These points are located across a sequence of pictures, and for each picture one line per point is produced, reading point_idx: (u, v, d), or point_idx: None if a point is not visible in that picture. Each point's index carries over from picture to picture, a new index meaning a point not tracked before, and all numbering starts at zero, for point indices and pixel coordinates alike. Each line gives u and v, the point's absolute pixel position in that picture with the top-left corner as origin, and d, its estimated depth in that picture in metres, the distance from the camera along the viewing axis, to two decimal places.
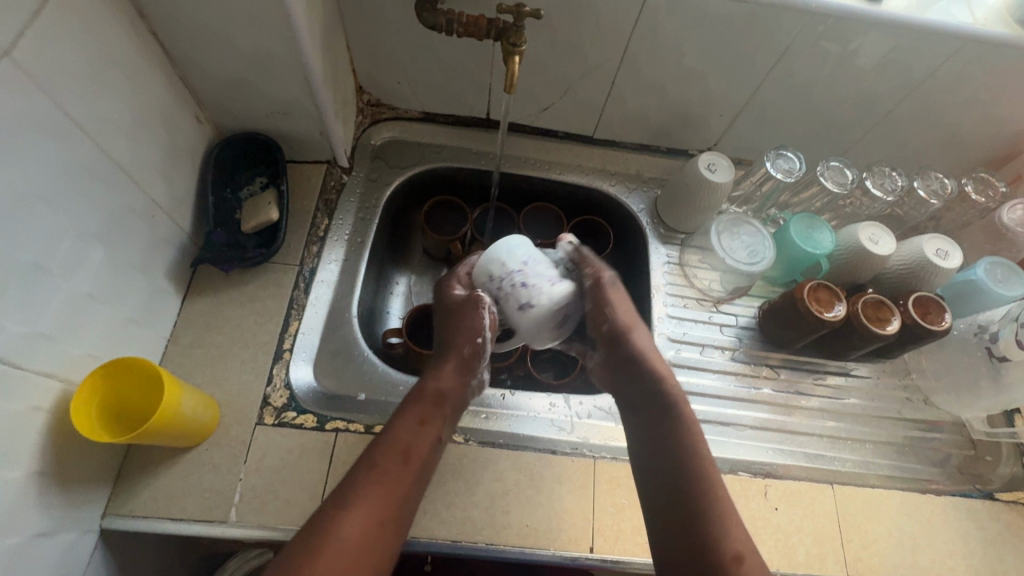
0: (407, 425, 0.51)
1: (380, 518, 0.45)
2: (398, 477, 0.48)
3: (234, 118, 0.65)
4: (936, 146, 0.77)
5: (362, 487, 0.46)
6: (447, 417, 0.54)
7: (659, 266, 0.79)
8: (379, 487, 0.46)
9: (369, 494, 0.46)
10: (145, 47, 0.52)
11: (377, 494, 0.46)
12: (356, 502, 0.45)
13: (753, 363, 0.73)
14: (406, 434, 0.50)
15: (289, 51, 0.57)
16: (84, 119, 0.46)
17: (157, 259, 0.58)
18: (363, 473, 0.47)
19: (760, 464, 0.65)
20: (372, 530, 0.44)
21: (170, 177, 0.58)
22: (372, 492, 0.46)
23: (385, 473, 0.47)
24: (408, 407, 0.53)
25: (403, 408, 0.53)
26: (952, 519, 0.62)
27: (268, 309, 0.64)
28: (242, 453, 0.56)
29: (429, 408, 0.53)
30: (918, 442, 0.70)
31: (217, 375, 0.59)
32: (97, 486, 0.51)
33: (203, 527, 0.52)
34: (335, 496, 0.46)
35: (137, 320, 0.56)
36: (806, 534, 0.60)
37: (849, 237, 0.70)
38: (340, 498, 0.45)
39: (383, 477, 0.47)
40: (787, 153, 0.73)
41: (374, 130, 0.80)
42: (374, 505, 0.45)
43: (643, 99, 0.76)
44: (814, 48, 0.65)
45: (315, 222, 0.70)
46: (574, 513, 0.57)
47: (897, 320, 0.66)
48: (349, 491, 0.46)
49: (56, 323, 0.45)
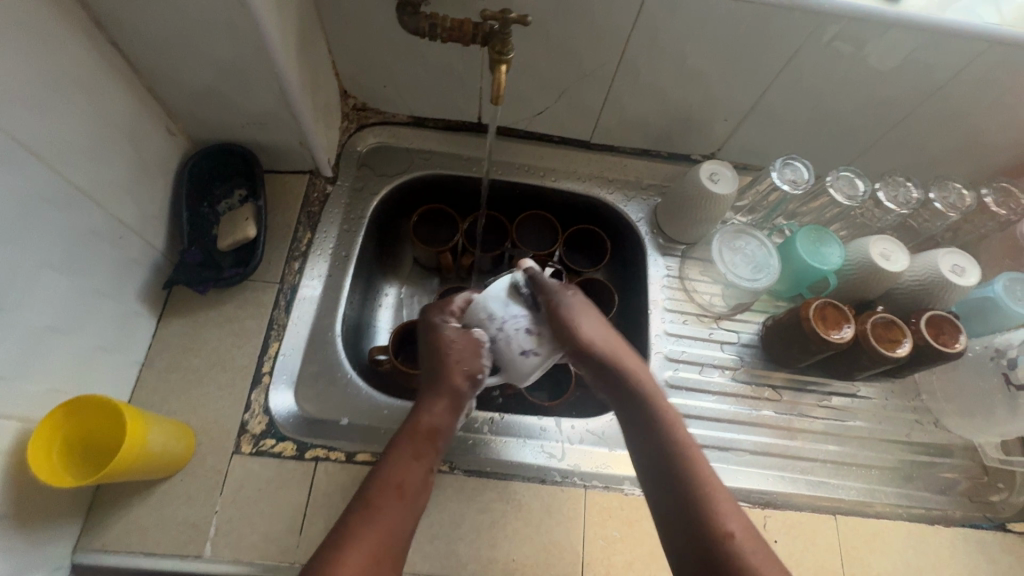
0: (402, 459, 0.48)
1: (380, 553, 0.42)
2: (398, 514, 0.44)
3: (208, 129, 0.62)
4: (954, 153, 0.72)
5: (357, 526, 0.43)
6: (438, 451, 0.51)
7: (657, 280, 0.75)
8: (378, 522, 0.43)
9: (365, 532, 0.42)
10: (105, 59, 0.49)
11: (376, 530, 0.43)
12: (352, 539, 0.42)
13: (754, 383, 0.70)
14: (403, 467, 0.47)
15: (260, 60, 0.53)
16: (33, 140, 0.43)
17: (127, 281, 0.55)
18: (358, 511, 0.44)
19: (759, 492, 0.62)
20: (373, 566, 0.41)
21: (138, 194, 0.55)
22: (369, 529, 0.43)
23: (379, 509, 0.44)
24: (402, 437, 0.49)
25: (398, 437, 0.49)
26: (961, 552, 0.60)
27: (247, 329, 0.61)
28: (218, 484, 0.54)
29: (423, 438, 0.50)
30: (926, 468, 0.67)
31: (193, 401, 0.57)
32: (65, 522, 0.49)
33: (177, 562, 0.51)
34: (330, 539, 0.42)
35: (105, 346, 0.53)
36: (806, 569, 0.57)
37: (860, 252, 0.66)
38: (336, 539, 0.42)
39: (377, 515, 0.44)
40: (795, 162, 0.69)
41: (360, 136, 0.76)
42: (371, 544, 0.42)
43: (642, 103, 0.72)
44: (827, 50, 0.61)
45: (297, 236, 0.67)
46: (563, 546, 0.55)
47: (908, 341, 0.62)
48: (344, 531, 0.42)
49: (11, 359, 0.43)
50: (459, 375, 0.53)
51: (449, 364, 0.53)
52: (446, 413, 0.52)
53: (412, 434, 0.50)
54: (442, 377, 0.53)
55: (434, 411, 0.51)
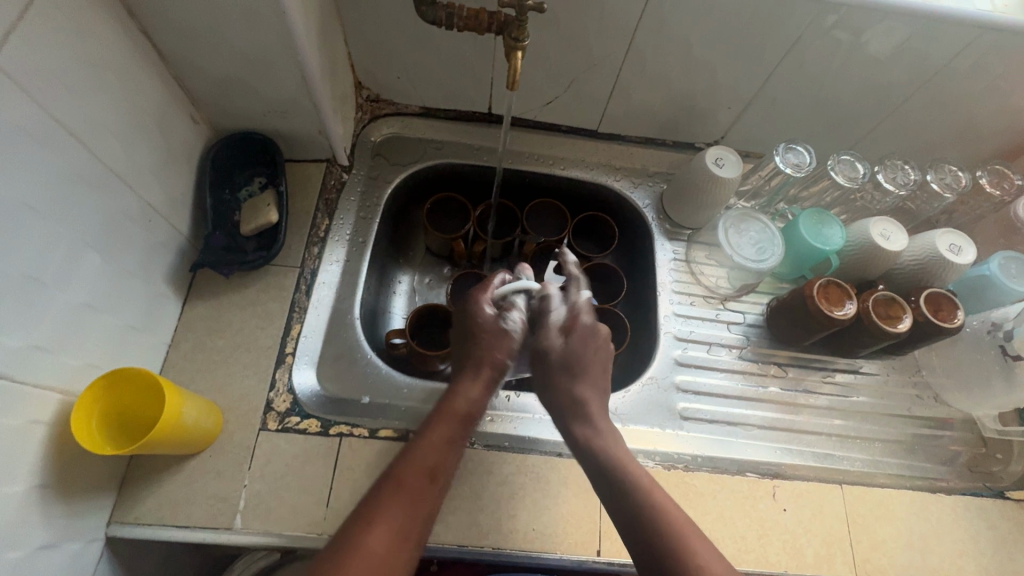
0: (432, 442, 0.48)
1: (407, 531, 0.43)
2: (427, 496, 0.45)
3: (230, 118, 0.64)
4: (949, 138, 0.75)
5: (387, 501, 0.43)
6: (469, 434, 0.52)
7: (665, 263, 0.77)
8: (406, 500, 0.44)
9: (395, 507, 0.43)
10: (135, 47, 0.51)
11: (406, 510, 0.43)
12: (386, 511, 0.43)
13: (760, 362, 0.72)
14: (433, 448, 0.48)
15: (284, 48, 0.55)
16: (71, 121, 0.45)
17: (154, 264, 0.57)
18: (387, 486, 0.44)
19: (767, 464, 0.64)
20: (398, 543, 0.42)
21: (165, 180, 0.57)
22: (399, 506, 0.43)
23: (410, 485, 0.45)
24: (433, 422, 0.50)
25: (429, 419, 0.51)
26: (962, 518, 0.62)
27: (269, 312, 0.63)
28: (246, 460, 0.56)
29: (453, 425, 0.50)
30: (927, 440, 0.70)
31: (219, 381, 0.59)
32: (100, 495, 0.51)
33: (208, 534, 0.52)
34: (360, 510, 0.43)
35: (136, 327, 0.55)
36: (815, 535, 0.59)
37: (860, 232, 0.69)
38: (365, 514, 0.42)
39: (408, 493, 0.44)
40: (797, 147, 0.72)
41: (373, 127, 0.78)
42: (399, 521, 0.43)
43: (648, 92, 0.74)
44: (827, 38, 0.63)
45: (315, 223, 0.69)
46: (581, 516, 0.57)
47: (908, 317, 0.65)
48: (374, 504, 0.43)
49: (52, 334, 0.45)
50: (491, 352, 0.56)
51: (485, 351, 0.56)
52: (473, 400, 0.53)
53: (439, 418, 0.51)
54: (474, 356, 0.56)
55: (463, 397, 0.53)
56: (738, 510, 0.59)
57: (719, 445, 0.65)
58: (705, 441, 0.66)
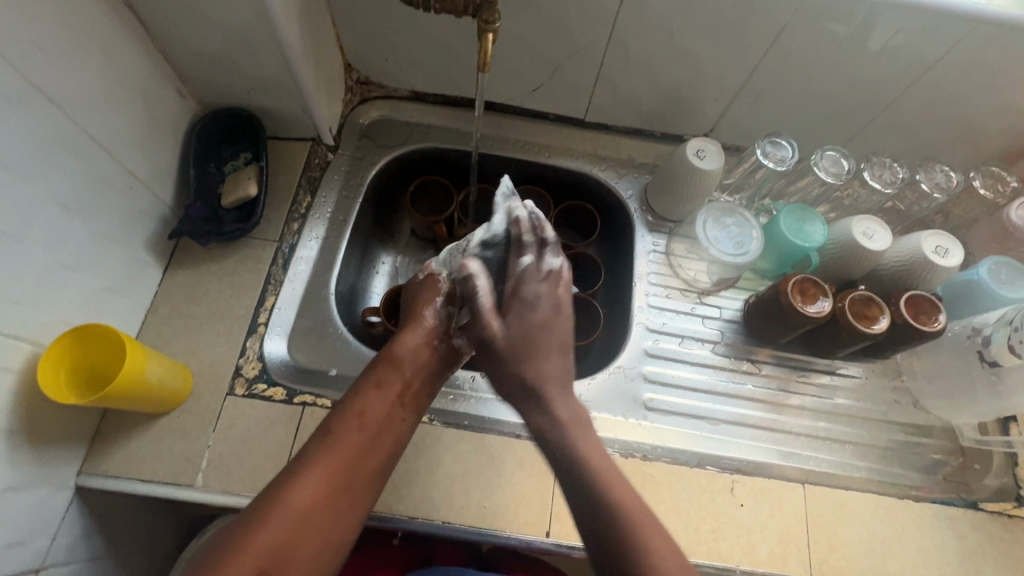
0: (368, 392, 0.51)
1: (337, 480, 0.45)
2: (358, 445, 0.47)
3: (217, 94, 0.66)
4: (947, 137, 0.72)
5: (314, 453, 0.46)
6: (411, 384, 0.53)
7: (644, 255, 0.77)
8: (338, 451, 0.46)
9: (323, 459, 0.45)
10: (121, 21, 0.53)
11: (334, 459, 0.46)
12: (310, 464, 0.45)
13: (735, 357, 0.71)
14: (368, 399, 0.50)
15: (264, 26, 0.57)
16: (52, 88, 0.47)
17: (134, 230, 0.59)
18: (317, 439, 0.47)
19: (732, 460, 0.64)
20: (327, 496, 0.44)
21: (148, 150, 0.59)
22: (329, 455, 0.46)
23: (343, 440, 0.47)
24: (367, 374, 0.52)
25: (364, 374, 0.53)
26: (930, 526, 0.60)
27: (246, 283, 0.65)
28: (211, 422, 0.58)
29: (390, 373, 0.52)
30: (905, 446, 0.68)
31: (192, 346, 0.61)
32: (71, 446, 0.53)
33: (170, 490, 0.55)
34: (290, 465, 0.45)
35: (113, 289, 0.58)
36: (770, 532, 0.58)
37: (842, 230, 0.67)
38: (293, 466, 0.45)
39: (340, 442, 0.47)
40: (780, 141, 0.70)
41: (362, 108, 0.80)
42: (326, 472, 0.45)
43: (635, 82, 0.73)
44: (814, 28, 0.62)
45: (297, 199, 0.71)
46: (531, 497, 0.58)
47: (886, 318, 0.63)
48: (302, 457, 0.46)
49: (28, 290, 0.48)
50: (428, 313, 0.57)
51: (419, 306, 0.57)
52: (415, 349, 0.54)
53: (379, 369, 0.52)
54: (417, 319, 0.56)
55: (400, 346, 0.54)
56: (694, 503, 0.59)
57: (683, 437, 0.65)
58: (668, 432, 0.65)
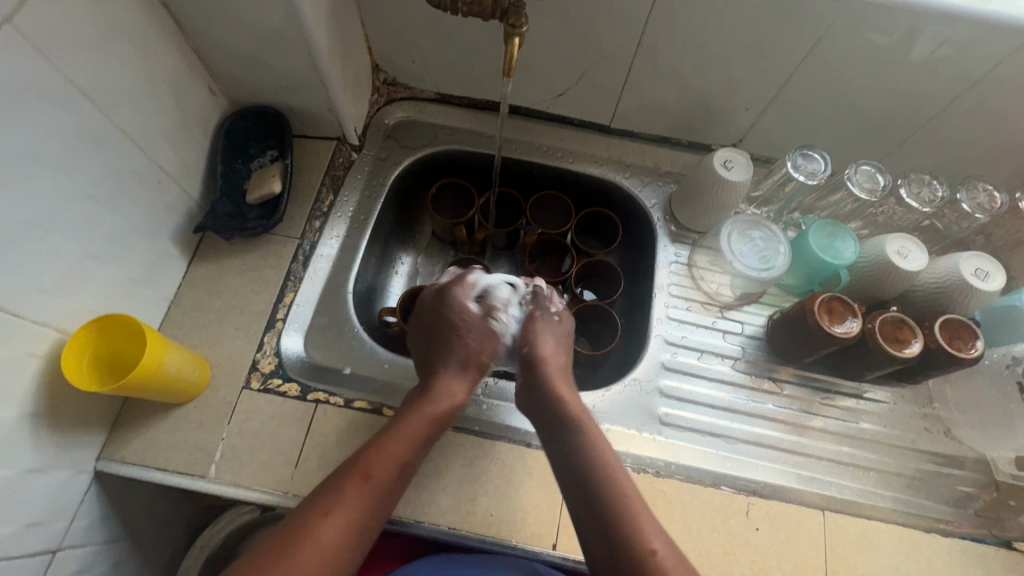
0: (405, 432, 0.48)
1: (362, 527, 0.43)
2: (390, 488, 0.46)
3: (246, 92, 0.67)
4: (991, 155, 0.69)
5: (346, 489, 0.44)
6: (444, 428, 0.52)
7: (665, 265, 0.75)
8: (368, 493, 0.44)
9: (355, 500, 0.43)
10: (156, 20, 0.55)
11: (366, 502, 0.44)
12: (341, 504, 0.43)
13: (756, 375, 0.69)
14: (404, 440, 0.48)
15: (294, 27, 0.57)
16: (87, 83, 0.48)
17: (160, 223, 0.61)
18: (351, 475, 0.45)
19: (749, 481, 0.62)
20: (353, 537, 0.43)
21: (178, 145, 0.61)
22: (361, 494, 0.44)
23: (375, 483, 0.45)
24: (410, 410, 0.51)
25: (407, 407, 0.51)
26: (957, 563, 0.57)
27: (266, 278, 0.66)
28: (226, 415, 0.58)
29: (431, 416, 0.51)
30: (933, 477, 0.65)
31: (211, 338, 0.62)
32: (92, 431, 0.55)
33: (183, 479, 0.55)
34: (319, 494, 0.43)
35: (138, 279, 0.59)
36: (786, 559, 0.56)
37: (876, 248, 0.64)
38: (324, 501, 0.43)
39: (373, 485, 0.45)
40: (812, 154, 0.68)
41: (388, 109, 0.80)
42: (355, 514, 0.43)
43: (663, 89, 0.72)
44: (852, 39, 0.60)
45: (319, 197, 0.72)
46: (540, 508, 0.57)
47: (918, 342, 0.60)
48: (333, 491, 0.43)
49: (57, 278, 0.49)
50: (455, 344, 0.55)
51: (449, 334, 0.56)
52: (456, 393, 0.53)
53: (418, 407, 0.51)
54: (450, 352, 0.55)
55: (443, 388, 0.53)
56: (707, 524, 0.57)
57: (699, 455, 0.63)
58: (682, 448, 0.64)
